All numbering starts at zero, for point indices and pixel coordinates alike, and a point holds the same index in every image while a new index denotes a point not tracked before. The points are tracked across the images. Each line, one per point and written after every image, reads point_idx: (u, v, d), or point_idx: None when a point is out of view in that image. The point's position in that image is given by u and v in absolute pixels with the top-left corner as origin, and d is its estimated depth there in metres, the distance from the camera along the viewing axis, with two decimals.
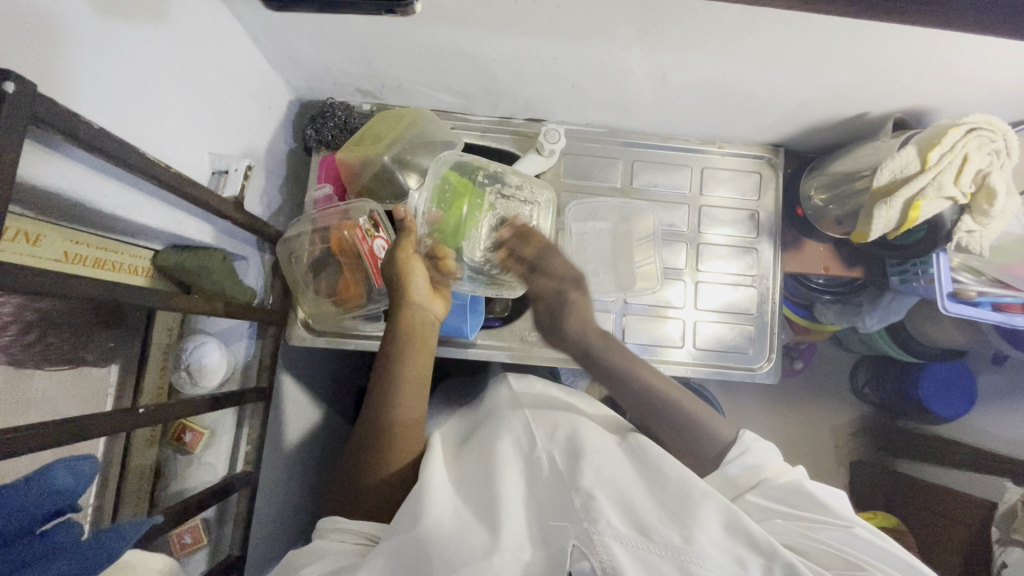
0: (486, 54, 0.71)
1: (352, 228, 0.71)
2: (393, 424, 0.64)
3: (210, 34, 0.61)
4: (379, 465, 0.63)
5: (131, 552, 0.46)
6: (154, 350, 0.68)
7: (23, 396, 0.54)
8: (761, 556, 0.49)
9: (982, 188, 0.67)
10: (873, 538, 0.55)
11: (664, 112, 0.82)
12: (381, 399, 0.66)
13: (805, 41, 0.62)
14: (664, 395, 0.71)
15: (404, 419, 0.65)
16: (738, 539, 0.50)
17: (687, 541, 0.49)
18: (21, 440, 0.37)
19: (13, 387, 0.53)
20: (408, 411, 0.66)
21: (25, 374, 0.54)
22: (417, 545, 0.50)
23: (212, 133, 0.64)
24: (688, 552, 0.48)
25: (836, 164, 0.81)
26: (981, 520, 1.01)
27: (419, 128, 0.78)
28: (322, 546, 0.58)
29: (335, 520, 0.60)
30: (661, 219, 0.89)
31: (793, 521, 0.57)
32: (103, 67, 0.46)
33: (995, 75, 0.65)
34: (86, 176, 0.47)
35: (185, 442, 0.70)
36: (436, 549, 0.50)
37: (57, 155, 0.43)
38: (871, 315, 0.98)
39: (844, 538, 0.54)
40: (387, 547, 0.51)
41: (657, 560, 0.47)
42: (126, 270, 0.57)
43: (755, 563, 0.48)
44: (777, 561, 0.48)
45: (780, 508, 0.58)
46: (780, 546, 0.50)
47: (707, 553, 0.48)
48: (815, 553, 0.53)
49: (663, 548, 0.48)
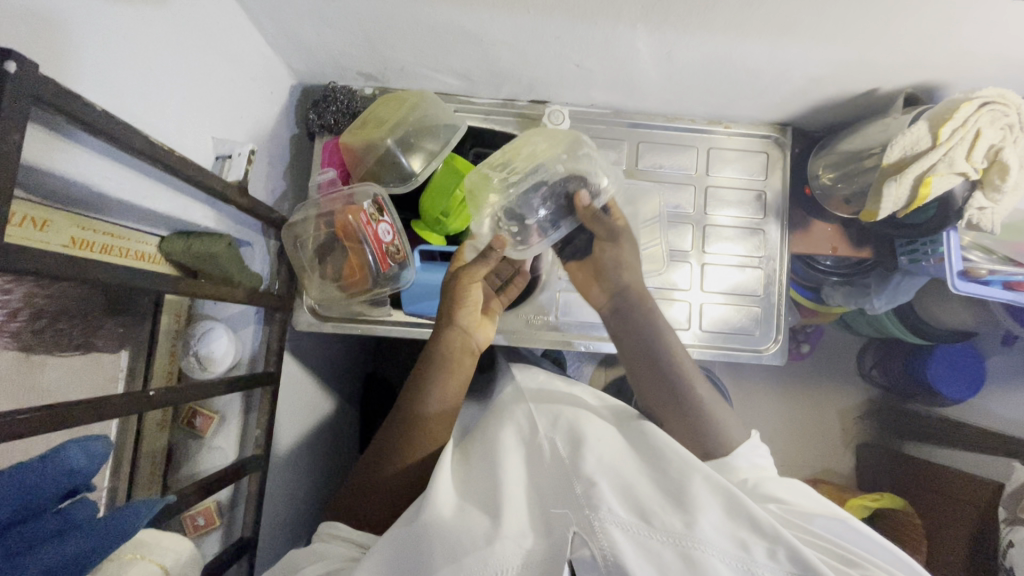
0: (489, 34, 0.70)
1: (356, 213, 0.72)
2: (425, 415, 0.66)
3: (210, 18, 0.61)
4: (409, 449, 0.65)
5: (146, 533, 0.46)
6: (163, 334, 0.69)
7: (39, 384, 0.54)
8: (766, 540, 0.48)
9: (995, 163, 0.66)
10: (873, 533, 0.54)
11: (669, 92, 0.81)
12: (417, 390, 0.68)
13: (816, 14, 0.60)
14: (688, 387, 0.71)
15: (434, 411, 0.67)
16: (739, 522, 0.50)
17: (688, 526, 0.49)
18: (15, 425, 0.37)
19: (27, 375, 0.53)
20: (446, 400, 0.68)
21: (37, 360, 0.54)
22: (420, 531, 0.51)
23: (214, 117, 0.64)
24: (688, 538, 0.48)
25: (845, 142, 0.80)
26: (987, 500, 1.02)
27: (420, 111, 0.78)
28: (321, 549, 0.58)
29: (337, 526, 0.61)
30: (666, 200, 0.88)
31: (790, 513, 0.56)
32: (102, 51, 0.46)
33: (1012, 48, 0.64)
34: (95, 162, 0.48)
35: (196, 426, 0.72)
36: (437, 534, 0.51)
37: (66, 141, 0.44)
38: (879, 298, 0.96)
39: (844, 532, 0.54)
40: (390, 540, 0.52)
41: (657, 546, 0.48)
42: (133, 256, 0.58)
43: (759, 547, 0.48)
44: (781, 545, 0.47)
45: (779, 496, 0.58)
46: (782, 528, 0.49)
47: (709, 539, 0.48)
48: (821, 543, 0.52)
49: (664, 534, 0.48)
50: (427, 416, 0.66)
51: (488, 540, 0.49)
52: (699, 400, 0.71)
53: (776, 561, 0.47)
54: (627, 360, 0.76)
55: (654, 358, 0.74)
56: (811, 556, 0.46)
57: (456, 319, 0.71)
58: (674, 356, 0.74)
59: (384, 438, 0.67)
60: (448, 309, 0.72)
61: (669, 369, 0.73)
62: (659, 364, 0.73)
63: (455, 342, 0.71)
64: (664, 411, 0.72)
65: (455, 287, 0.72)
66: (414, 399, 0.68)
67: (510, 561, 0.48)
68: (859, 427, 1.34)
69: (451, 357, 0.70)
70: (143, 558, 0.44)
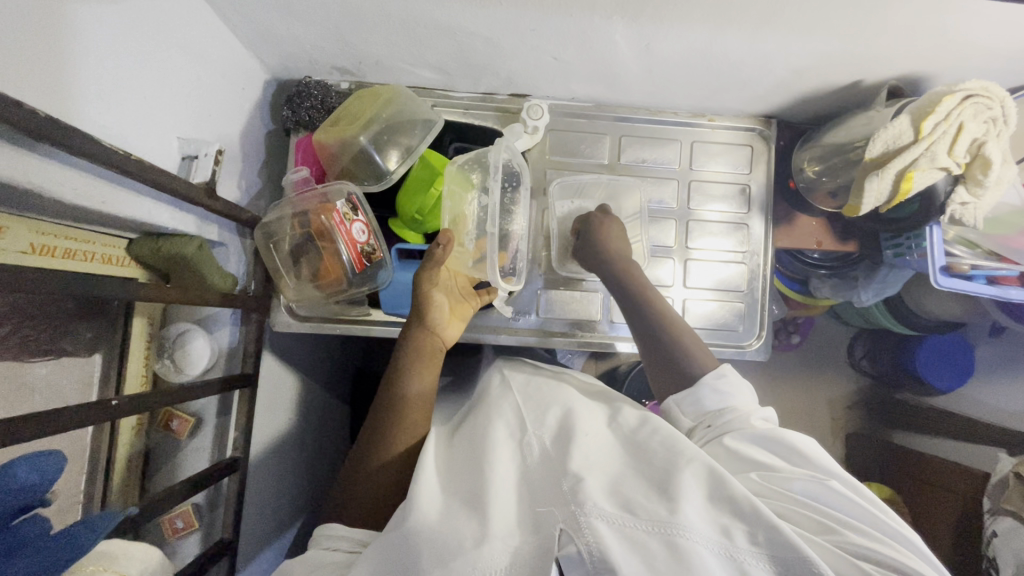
0: (464, 27, 0.68)
1: (329, 212, 0.70)
2: (403, 397, 0.66)
3: (174, 13, 0.59)
4: (390, 437, 0.63)
5: (111, 545, 0.46)
6: (135, 339, 0.67)
7: (21, 387, 0.54)
8: (744, 522, 0.48)
9: (977, 158, 0.65)
10: (852, 494, 0.51)
11: (652, 84, 0.79)
12: (392, 383, 0.67)
13: (797, 6, 0.58)
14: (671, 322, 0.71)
15: (413, 393, 0.66)
16: (720, 508, 0.49)
17: (672, 513, 0.48)
18: None
19: (15, 377, 0.54)
20: (425, 383, 0.68)
21: (22, 364, 0.54)
22: (406, 538, 0.50)
23: (179, 117, 0.62)
24: (672, 525, 0.47)
25: (829, 135, 0.79)
26: (973, 490, 1.02)
27: (395, 107, 0.76)
28: (317, 556, 0.56)
29: (333, 528, 0.58)
30: (649, 195, 0.87)
31: (770, 479, 0.53)
32: (55, 53, 0.44)
33: (995, 39, 0.62)
34: (73, 175, 0.49)
35: (172, 429, 0.71)
36: (425, 539, 0.50)
37: (39, 156, 0.45)
38: (866, 290, 0.96)
39: (822, 493, 0.51)
40: (376, 551, 0.51)
41: (641, 536, 0.47)
42: (99, 260, 0.57)
43: (739, 531, 0.47)
44: (760, 528, 0.47)
45: (758, 461, 0.55)
46: (763, 507, 0.48)
47: (694, 526, 0.47)
48: (799, 513, 0.50)
49: (649, 523, 0.48)
50: (405, 397, 0.66)
51: (476, 543, 0.48)
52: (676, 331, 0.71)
53: (756, 546, 0.46)
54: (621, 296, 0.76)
55: (649, 318, 0.72)
56: (789, 533, 0.46)
57: (423, 315, 0.70)
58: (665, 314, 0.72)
59: (367, 432, 0.66)
60: (417, 304, 0.71)
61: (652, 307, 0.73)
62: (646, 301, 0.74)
63: (424, 337, 0.70)
64: (649, 350, 0.71)
65: (422, 284, 0.71)
66: (388, 392, 0.67)
67: (498, 559, 0.47)
68: (849, 417, 1.34)
69: (421, 348, 0.69)
70: (107, 570, 0.44)
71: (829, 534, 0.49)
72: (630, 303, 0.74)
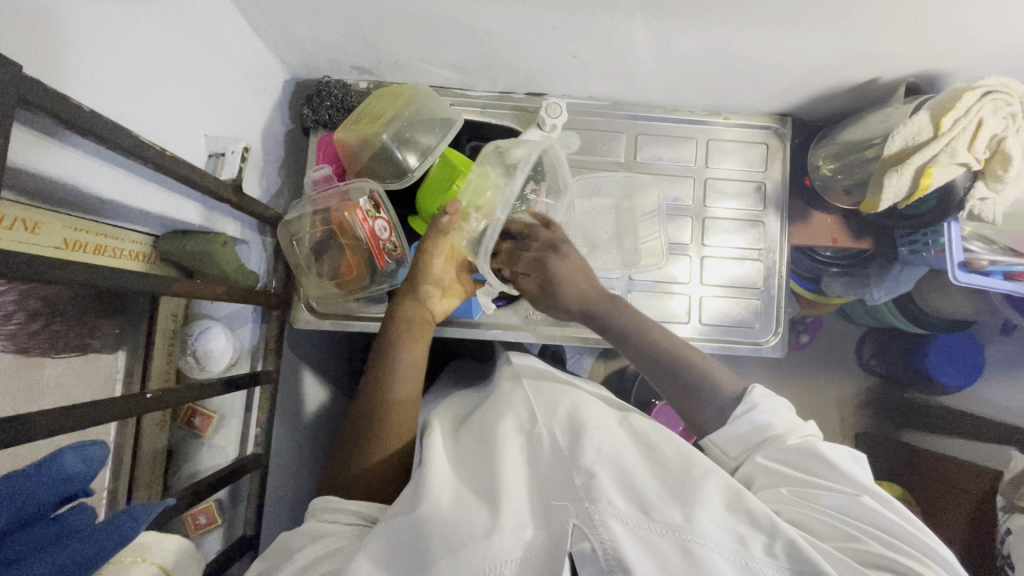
0: (485, 26, 0.69)
1: (352, 210, 0.71)
2: (392, 395, 0.65)
3: (202, 12, 0.60)
4: (392, 434, 0.64)
5: (147, 536, 0.46)
6: (160, 335, 0.68)
7: (36, 384, 0.54)
8: (763, 534, 0.48)
9: (997, 153, 0.65)
10: (880, 508, 0.52)
11: (669, 82, 0.80)
12: (386, 356, 0.67)
13: (820, 4, 0.59)
14: (683, 356, 0.67)
15: (405, 395, 0.66)
16: (738, 517, 0.49)
17: (687, 519, 0.48)
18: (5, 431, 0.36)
19: (27, 375, 0.53)
20: (414, 382, 0.68)
21: (38, 362, 0.54)
22: (417, 525, 0.51)
23: (205, 114, 0.63)
24: (688, 531, 0.47)
25: (845, 132, 0.79)
26: (987, 488, 1.01)
27: (416, 105, 0.77)
28: (317, 526, 0.57)
29: (332, 502, 0.59)
30: (666, 193, 0.88)
31: (798, 492, 0.55)
32: (93, 52, 0.46)
33: (1013, 36, 0.63)
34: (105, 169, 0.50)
35: (195, 425, 0.71)
36: (434, 526, 0.50)
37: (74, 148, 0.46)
38: (879, 289, 0.97)
39: (850, 506, 0.53)
40: (385, 529, 0.51)
41: (657, 540, 0.47)
42: (126, 256, 0.57)
43: (757, 542, 0.48)
44: (778, 540, 0.47)
45: (788, 471, 0.57)
46: (779, 521, 0.49)
47: (707, 532, 0.47)
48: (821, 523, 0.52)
49: (663, 527, 0.48)
50: (396, 401, 0.65)
51: (486, 532, 0.48)
52: (692, 369, 0.66)
53: (774, 557, 0.46)
54: (633, 355, 0.70)
55: (659, 363, 0.68)
56: (807, 548, 0.47)
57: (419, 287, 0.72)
58: (669, 345, 0.68)
59: (358, 414, 0.66)
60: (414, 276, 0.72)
61: (665, 356, 0.68)
62: (656, 355, 0.68)
63: (417, 311, 0.71)
64: (666, 389, 0.68)
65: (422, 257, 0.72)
66: (383, 371, 0.67)
67: (509, 552, 0.47)
68: (858, 417, 1.33)
69: (412, 322, 0.70)
70: (144, 560, 0.44)
71: (849, 543, 0.51)
72: (631, 343, 0.69)
